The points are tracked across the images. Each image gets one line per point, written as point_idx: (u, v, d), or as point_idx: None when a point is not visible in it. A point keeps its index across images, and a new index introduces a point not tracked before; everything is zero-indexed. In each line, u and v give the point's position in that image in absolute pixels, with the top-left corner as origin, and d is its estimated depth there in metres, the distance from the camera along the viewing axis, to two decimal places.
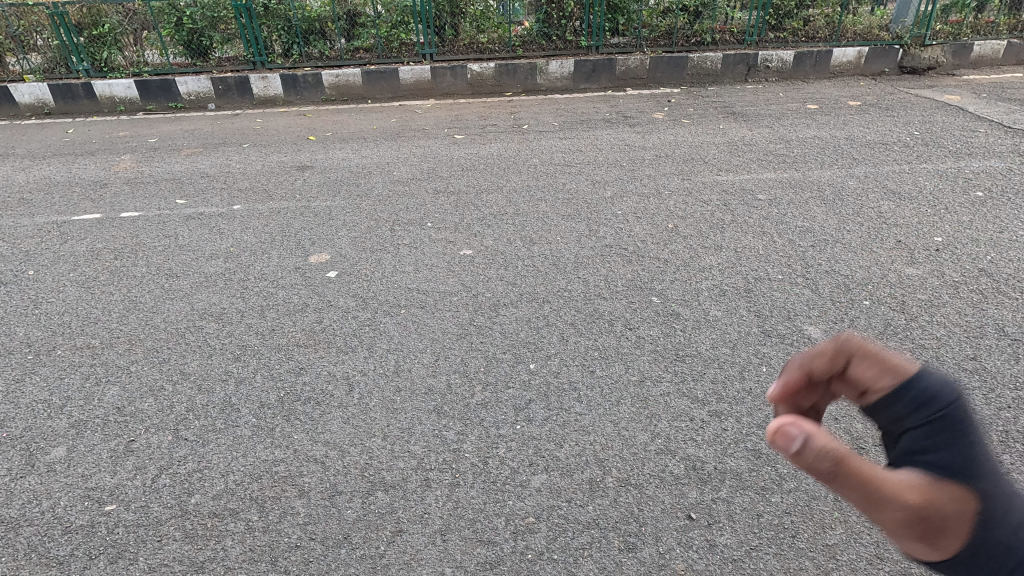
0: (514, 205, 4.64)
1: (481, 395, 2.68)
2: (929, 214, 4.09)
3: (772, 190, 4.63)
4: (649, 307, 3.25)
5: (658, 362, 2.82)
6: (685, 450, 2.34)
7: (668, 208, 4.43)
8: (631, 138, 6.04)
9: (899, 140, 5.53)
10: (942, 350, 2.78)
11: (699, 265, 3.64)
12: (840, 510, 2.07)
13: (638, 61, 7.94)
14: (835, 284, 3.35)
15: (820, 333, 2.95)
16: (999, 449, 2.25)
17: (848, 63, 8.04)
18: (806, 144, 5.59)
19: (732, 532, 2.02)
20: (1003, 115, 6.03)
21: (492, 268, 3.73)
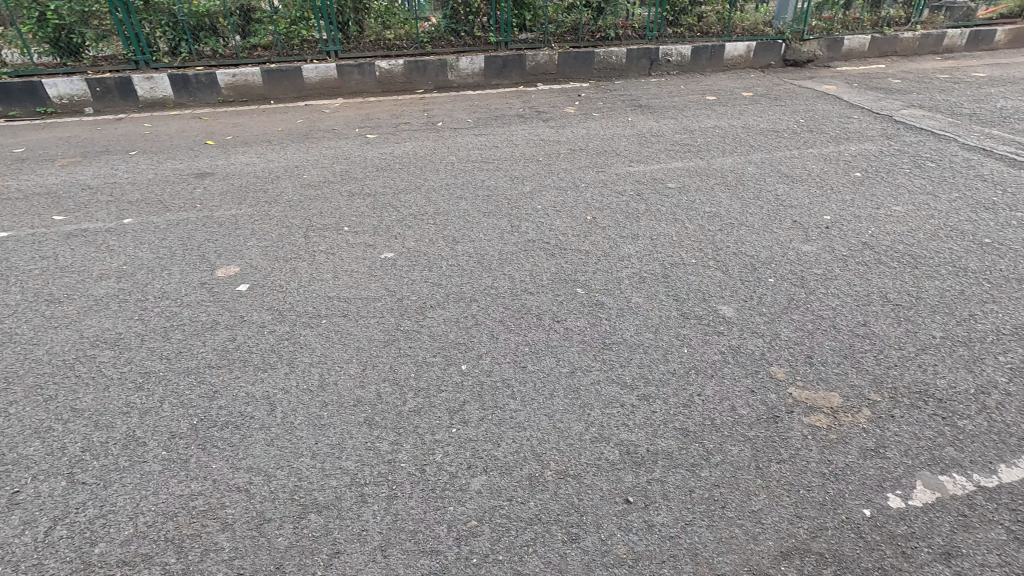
0: (434, 204, 4.56)
1: (413, 402, 2.61)
2: (818, 194, 4.47)
3: (681, 178, 4.87)
4: (575, 298, 3.31)
5: (587, 352, 2.88)
6: (618, 436, 2.40)
7: (585, 200, 4.53)
8: (546, 132, 6.13)
9: (788, 128, 5.99)
10: (838, 319, 3.04)
11: (619, 254, 3.75)
12: (762, 477, 2.20)
13: (548, 56, 8.08)
14: (743, 264, 3.57)
15: (732, 311, 3.13)
16: (890, 403, 2.50)
17: (739, 57, 8.60)
18: (708, 133, 5.93)
19: (667, 511, 2.10)
20: (872, 103, 6.68)
21: (416, 269, 3.65)
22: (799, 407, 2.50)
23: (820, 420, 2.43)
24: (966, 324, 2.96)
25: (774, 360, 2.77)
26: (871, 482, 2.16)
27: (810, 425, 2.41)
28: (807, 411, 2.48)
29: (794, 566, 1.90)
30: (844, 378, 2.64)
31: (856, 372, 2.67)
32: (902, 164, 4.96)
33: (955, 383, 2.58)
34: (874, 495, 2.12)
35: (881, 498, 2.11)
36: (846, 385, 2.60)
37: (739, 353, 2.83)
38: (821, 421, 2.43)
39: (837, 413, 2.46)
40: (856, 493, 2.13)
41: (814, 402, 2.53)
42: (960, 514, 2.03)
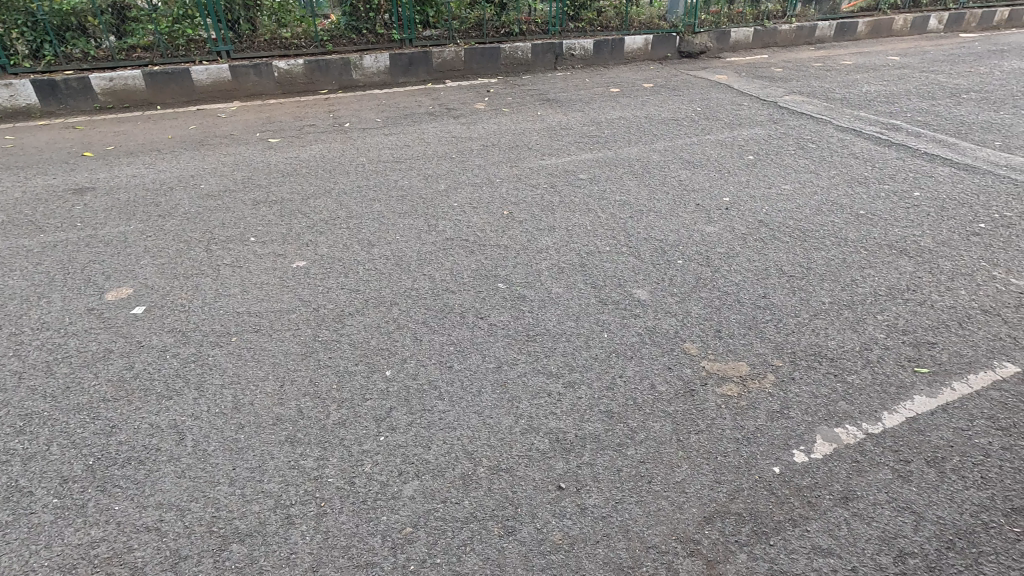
0: (346, 207, 4.42)
1: (338, 414, 2.52)
2: (717, 178, 4.76)
3: (591, 169, 5.01)
4: (496, 293, 3.32)
5: (512, 346, 2.91)
6: (547, 425, 2.44)
7: (500, 195, 4.56)
8: (457, 129, 6.10)
9: (686, 117, 6.32)
10: (742, 293, 3.26)
11: (537, 246, 3.81)
12: (683, 448, 2.32)
13: (454, 52, 8.03)
14: (654, 248, 3.74)
15: (647, 294, 3.27)
16: (790, 367, 2.71)
17: (638, 50, 8.96)
18: (615, 124, 6.15)
19: (599, 492, 2.16)
20: (759, 90, 7.19)
21: (332, 277, 3.52)
22: (712, 379, 2.66)
23: (731, 389, 2.60)
24: (849, 288, 3.27)
25: (687, 337, 2.92)
26: (778, 442, 2.34)
27: (722, 394, 2.57)
28: (719, 381, 2.65)
29: (716, 528, 2.02)
30: (749, 348, 2.84)
31: (760, 342, 2.88)
32: (788, 146, 5.38)
33: (843, 343, 2.85)
34: (782, 452, 2.30)
35: (789, 454, 2.29)
36: (752, 354, 2.80)
37: (656, 332, 2.96)
38: (732, 390, 2.60)
39: (745, 381, 2.64)
40: (766, 453, 2.29)
41: (724, 372, 2.70)
42: (853, 461, 2.25)
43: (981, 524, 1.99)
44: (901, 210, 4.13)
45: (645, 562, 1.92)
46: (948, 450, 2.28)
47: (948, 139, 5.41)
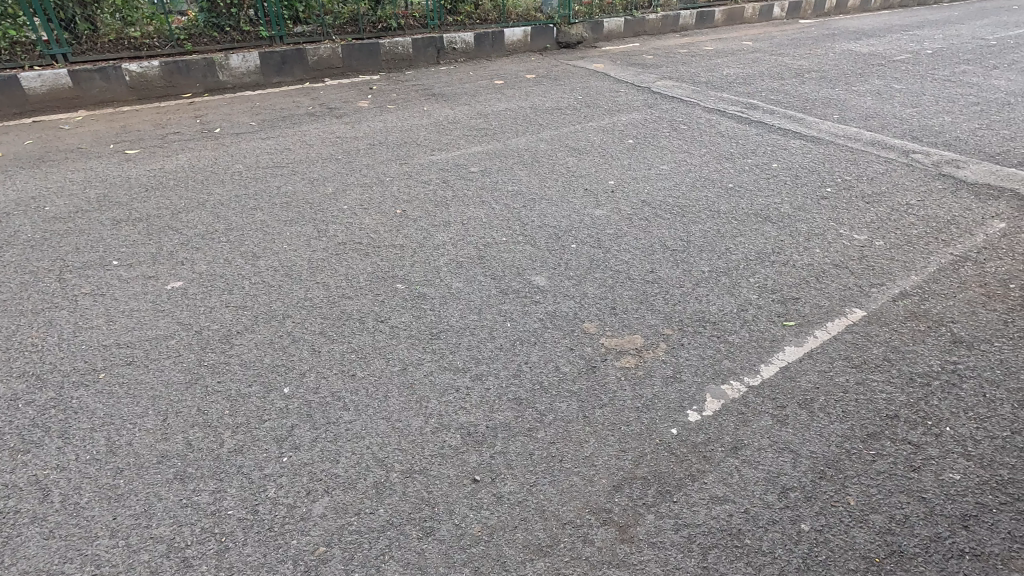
0: (224, 219, 4.10)
1: (233, 440, 2.35)
2: (602, 162, 4.97)
3: (482, 161, 5.04)
4: (396, 294, 3.25)
5: (416, 346, 2.86)
6: (457, 421, 2.44)
7: (392, 194, 4.45)
8: (341, 129, 5.87)
9: (569, 105, 6.52)
10: (632, 270, 3.44)
11: (434, 243, 3.77)
12: (590, 424, 2.42)
13: (330, 49, 7.69)
14: (548, 235, 3.84)
15: (545, 280, 3.36)
16: (680, 334, 2.91)
17: (518, 42, 9.10)
18: (501, 116, 6.22)
19: (513, 479, 2.19)
20: (634, 77, 7.58)
21: (214, 295, 3.26)
22: (611, 354, 2.79)
23: (629, 362, 2.74)
24: (725, 256, 3.56)
25: (586, 317, 3.04)
26: (673, 405, 2.51)
27: (621, 368, 2.71)
28: (618, 356, 2.78)
29: (625, 495, 2.13)
30: (642, 321, 3.01)
31: (652, 314, 3.06)
32: (663, 128, 5.73)
33: (724, 307, 3.10)
34: (678, 414, 2.46)
35: (684, 415, 2.46)
36: (645, 326, 2.97)
37: (556, 316, 3.05)
38: (630, 362, 2.74)
39: (641, 352, 2.80)
40: (664, 417, 2.45)
41: (622, 347, 2.84)
42: (739, 413, 2.46)
43: (845, 452, 2.26)
44: (762, 181, 4.55)
45: (562, 539, 1.98)
46: (815, 391, 2.56)
47: (796, 115, 6.03)
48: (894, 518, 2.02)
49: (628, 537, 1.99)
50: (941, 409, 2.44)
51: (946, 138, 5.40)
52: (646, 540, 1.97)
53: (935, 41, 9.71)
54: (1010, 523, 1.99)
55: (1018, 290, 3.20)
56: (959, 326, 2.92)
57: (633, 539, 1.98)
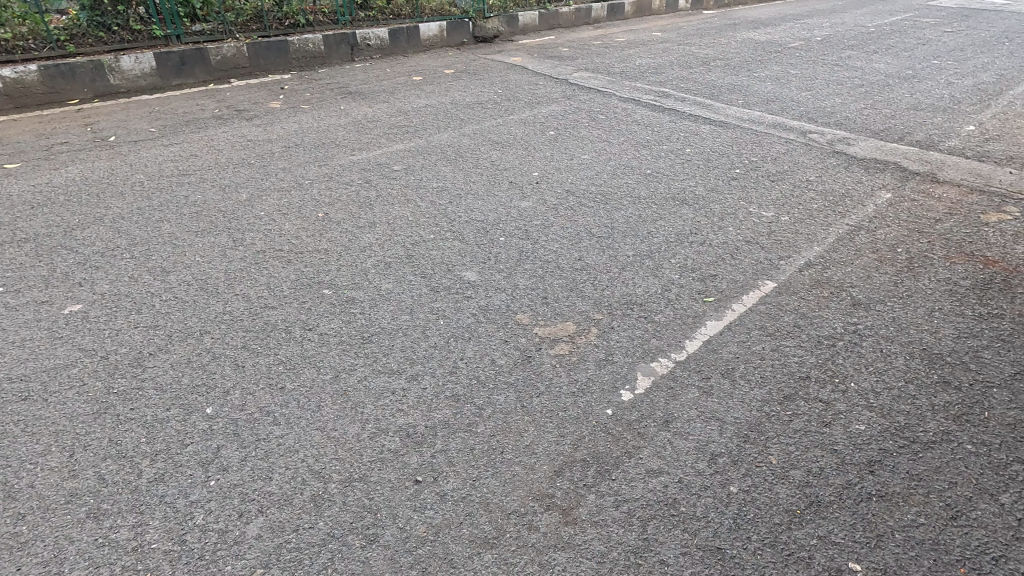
0: (127, 233, 3.81)
1: (153, 469, 2.20)
2: (525, 155, 5.02)
3: (405, 159, 4.95)
4: (323, 301, 3.14)
5: (347, 352, 2.78)
6: (396, 423, 2.40)
7: (312, 197, 4.29)
8: (252, 132, 5.58)
9: (489, 99, 6.52)
10: (561, 259, 3.50)
11: (360, 245, 3.67)
12: (528, 413, 2.44)
13: (233, 47, 7.28)
14: (476, 229, 3.84)
15: (476, 275, 3.36)
16: (609, 318, 3.00)
17: (434, 37, 8.99)
18: (421, 112, 6.13)
19: (456, 476, 2.19)
20: (551, 69, 7.69)
21: (120, 316, 3.02)
22: (545, 343, 2.83)
23: (563, 349, 2.80)
24: (647, 240, 3.69)
25: (519, 309, 3.07)
26: (607, 386, 2.58)
27: (556, 355, 2.76)
28: (552, 344, 2.83)
29: (566, 478, 2.18)
30: (573, 308, 3.07)
31: (582, 300, 3.13)
32: (582, 119, 5.86)
33: (649, 289, 3.22)
34: (612, 395, 2.54)
35: (618, 395, 2.54)
36: (576, 313, 3.03)
37: (489, 310, 3.06)
38: (564, 349, 2.80)
39: (574, 339, 2.86)
40: (599, 399, 2.52)
41: (555, 335, 2.89)
42: (668, 388, 2.57)
43: (765, 415, 2.42)
44: (677, 166, 4.75)
45: (507, 529, 2.00)
46: (735, 361, 2.72)
47: (705, 102, 6.33)
48: (811, 471, 2.18)
49: (571, 519, 2.03)
50: (846, 367, 2.65)
51: (837, 118, 5.85)
52: (589, 520, 2.03)
53: (823, 29, 10.47)
54: (908, 463, 2.20)
55: (904, 253, 3.53)
56: (857, 290, 3.18)
57: (576, 520, 2.03)
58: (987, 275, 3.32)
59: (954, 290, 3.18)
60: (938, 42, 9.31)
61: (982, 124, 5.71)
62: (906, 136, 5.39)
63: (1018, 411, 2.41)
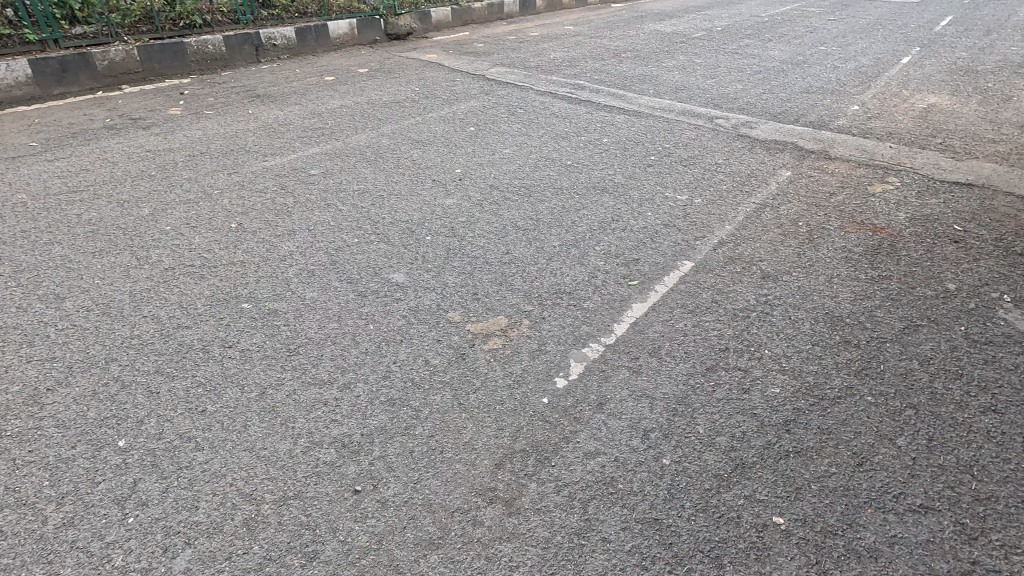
0: (11, 259, 3.45)
1: (60, 514, 2.02)
2: (446, 152, 4.99)
3: (322, 162, 4.79)
4: (242, 315, 2.99)
5: (273, 366, 2.67)
6: (329, 435, 2.33)
7: (223, 208, 4.05)
8: (151, 141, 5.20)
9: (407, 98, 6.42)
10: (488, 254, 3.51)
11: (279, 254, 3.52)
12: (465, 410, 2.44)
13: (123, 51, 6.74)
14: (402, 230, 3.78)
15: (404, 276, 3.31)
16: (540, 308, 3.05)
17: (344, 35, 8.73)
18: (337, 113, 5.94)
19: (396, 481, 2.15)
20: (467, 65, 7.66)
21: (9, 351, 2.74)
22: (478, 339, 2.84)
23: (496, 343, 2.82)
24: (572, 230, 3.77)
25: (449, 307, 3.05)
26: (542, 375, 2.63)
27: (490, 350, 2.77)
28: (485, 339, 2.84)
29: (507, 470, 2.20)
30: (503, 301, 3.09)
31: (512, 293, 3.16)
32: (501, 113, 5.89)
33: (576, 277, 3.30)
34: (547, 384, 2.58)
35: (552, 384, 2.58)
36: (507, 306, 3.06)
37: (420, 310, 3.03)
38: (497, 343, 2.81)
39: (506, 332, 2.88)
40: (535, 389, 2.56)
41: (487, 330, 2.90)
42: (600, 372, 2.65)
43: (691, 388, 2.55)
44: (596, 156, 4.88)
45: (452, 527, 2.00)
46: (660, 340, 2.84)
47: (618, 92, 6.54)
48: (735, 436, 2.32)
49: (514, 510, 2.05)
50: (760, 336, 2.84)
51: (740, 103, 6.21)
52: (532, 508, 2.06)
53: (722, 20, 11.06)
54: (818, 419, 2.39)
55: (805, 226, 3.81)
56: (766, 264, 3.41)
57: (520, 510, 2.05)
58: (876, 240, 3.65)
59: (849, 257, 3.47)
60: (824, 30, 10.08)
61: (864, 104, 6.24)
62: (801, 117, 5.80)
63: (907, 361, 2.67)
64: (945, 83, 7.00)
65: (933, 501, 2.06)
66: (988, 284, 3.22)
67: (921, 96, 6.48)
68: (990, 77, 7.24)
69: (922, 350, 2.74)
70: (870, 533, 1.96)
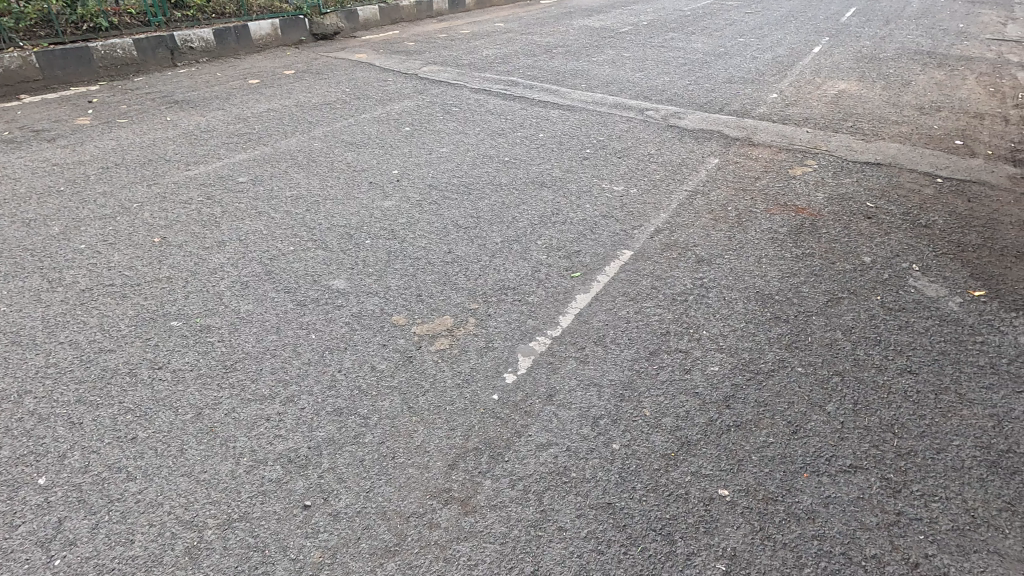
0: None
1: None
2: (382, 153, 4.89)
3: (251, 169, 4.59)
4: (172, 334, 2.83)
5: (209, 384, 2.54)
6: (274, 451, 2.24)
7: (143, 222, 3.82)
8: (58, 154, 4.83)
9: (337, 99, 6.24)
10: (431, 254, 3.48)
11: (209, 267, 3.35)
12: (415, 413, 2.41)
13: (19, 58, 6.23)
14: (340, 235, 3.68)
15: (344, 282, 3.22)
16: (485, 306, 3.04)
17: (267, 36, 8.40)
18: (263, 117, 5.71)
19: (347, 492, 2.10)
20: (398, 65, 7.54)
21: None
22: (425, 340, 2.81)
23: (443, 343, 2.80)
24: (513, 225, 3.79)
25: (393, 310, 3.00)
26: (491, 372, 2.63)
27: (437, 350, 2.75)
28: (432, 340, 2.81)
29: (461, 470, 2.19)
30: (448, 301, 3.07)
31: (456, 292, 3.14)
32: (435, 112, 5.83)
33: (519, 272, 3.31)
34: (497, 380, 2.59)
35: (502, 380, 2.59)
36: (452, 306, 3.04)
37: (363, 316, 2.96)
38: (444, 343, 2.79)
39: (453, 332, 2.86)
40: (485, 386, 2.55)
41: (433, 331, 2.87)
42: (548, 364, 2.68)
43: (636, 373, 2.61)
44: (533, 151, 4.93)
45: (408, 532, 1.97)
46: (605, 328, 2.90)
47: (552, 88, 6.61)
48: (679, 416, 2.40)
49: (470, 509, 2.05)
50: (698, 318, 2.95)
51: (668, 95, 6.42)
52: (488, 505, 2.06)
53: (648, 14, 11.39)
54: (755, 393, 2.51)
55: (734, 210, 3.99)
56: (700, 248, 3.54)
57: (476, 508, 2.05)
58: (799, 220, 3.87)
59: (775, 237, 3.66)
60: (741, 22, 10.56)
61: (782, 92, 6.59)
62: (725, 107, 6.06)
63: (832, 332, 2.85)
64: (852, 71, 7.49)
65: (861, 460, 2.21)
66: (899, 255, 3.47)
67: (832, 83, 6.91)
68: (891, 64, 7.80)
69: (844, 320, 2.93)
70: (807, 496, 2.08)
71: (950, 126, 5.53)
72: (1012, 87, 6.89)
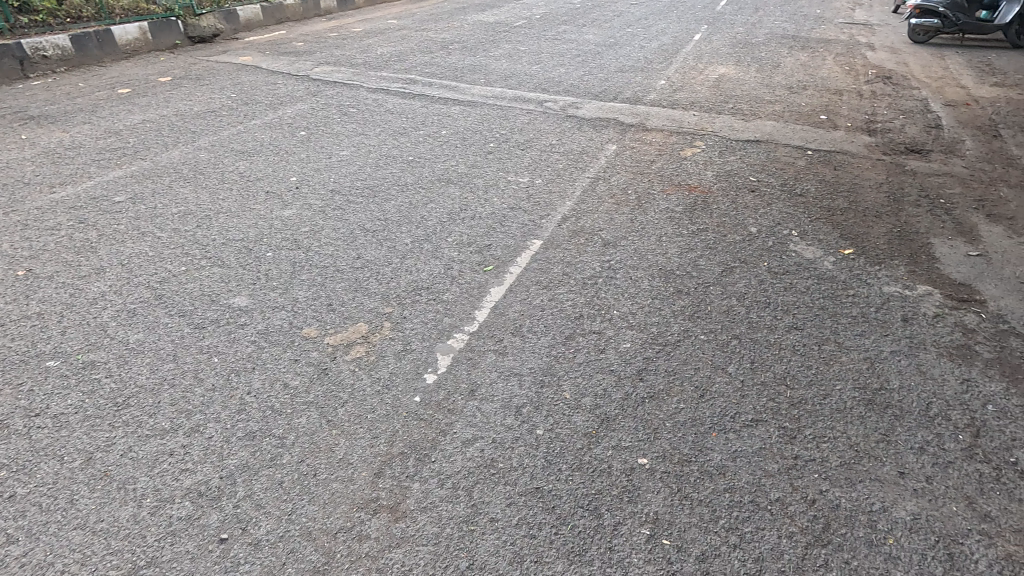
0: None
1: None
2: (277, 160, 4.66)
3: (129, 186, 4.21)
4: (49, 375, 2.55)
5: (99, 425, 2.32)
6: (181, 486, 2.09)
7: (3, 254, 3.40)
8: None
9: (223, 106, 5.85)
10: (339, 262, 3.36)
11: (88, 297, 3.05)
12: (335, 426, 2.33)
13: None
14: (237, 250, 3.46)
15: (246, 299, 3.05)
16: (400, 308, 2.99)
17: (136, 40, 7.71)
18: (139, 129, 5.25)
19: (268, 517, 2.00)
20: (288, 66, 7.19)
21: None
22: (339, 350, 2.72)
23: (359, 351, 2.72)
24: (422, 224, 3.74)
25: (303, 323, 2.88)
26: (411, 375, 2.59)
27: (353, 359, 2.67)
28: (347, 349, 2.73)
29: (388, 477, 2.15)
30: (361, 308, 2.99)
31: (369, 298, 3.06)
32: (332, 114, 5.63)
33: (432, 271, 3.29)
34: (417, 382, 2.56)
35: (423, 381, 2.56)
36: (365, 312, 2.96)
37: (270, 332, 2.82)
38: (359, 351, 2.72)
39: (368, 338, 2.79)
40: (406, 390, 2.52)
41: (347, 339, 2.79)
42: (467, 360, 2.68)
43: (554, 358, 2.68)
44: (436, 148, 4.89)
45: (337, 548, 1.91)
46: (521, 318, 2.94)
47: (451, 84, 6.57)
48: (598, 395, 2.49)
49: (400, 514, 2.02)
50: (609, 299, 3.07)
51: (565, 85, 6.59)
52: (418, 508, 2.04)
53: (540, 8, 11.60)
54: (665, 363, 2.66)
55: (634, 193, 4.18)
56: (605, 232, 3.68)
57: (406, 513, 2.02)
58: (692, 199, 4.12)
59: (673, 216, 3.88)
60: (628, 13, 11.02)
61: (669, 78, 6.96)
62: (619, 95, 6.31)
63: (728, 299, 3.07)
64: (730, 56, 8.05)
65: (761, 413, 2.41)
66: (780, 224, 3.79)
67: (713, 68, 7.39)
68: (762, 48, 8.46)
69: (738, 288, 3.16)
70: (717, 453, 2.23)
71: (815, 103, 6.09)
72: (863, 65, 7.70)
